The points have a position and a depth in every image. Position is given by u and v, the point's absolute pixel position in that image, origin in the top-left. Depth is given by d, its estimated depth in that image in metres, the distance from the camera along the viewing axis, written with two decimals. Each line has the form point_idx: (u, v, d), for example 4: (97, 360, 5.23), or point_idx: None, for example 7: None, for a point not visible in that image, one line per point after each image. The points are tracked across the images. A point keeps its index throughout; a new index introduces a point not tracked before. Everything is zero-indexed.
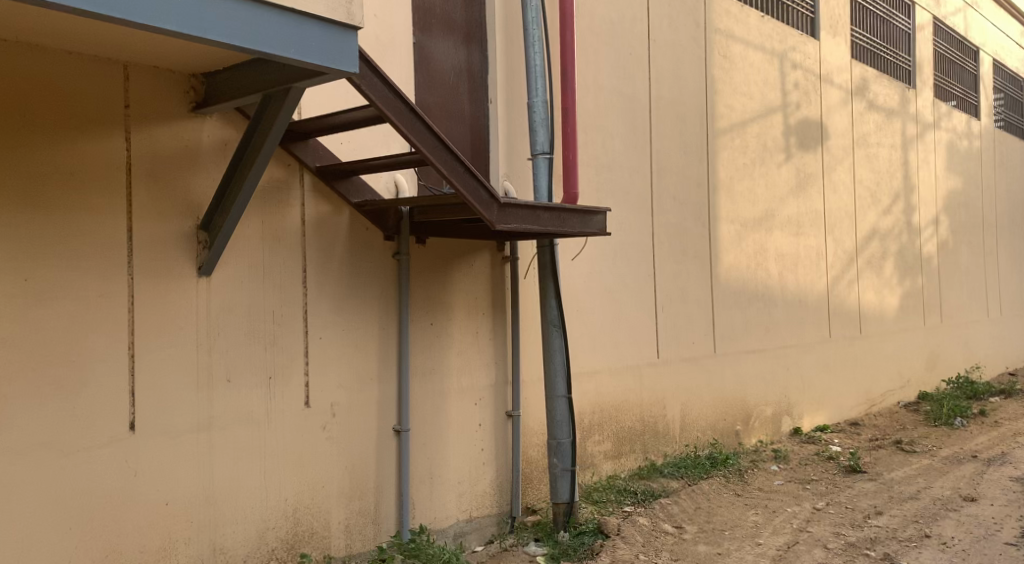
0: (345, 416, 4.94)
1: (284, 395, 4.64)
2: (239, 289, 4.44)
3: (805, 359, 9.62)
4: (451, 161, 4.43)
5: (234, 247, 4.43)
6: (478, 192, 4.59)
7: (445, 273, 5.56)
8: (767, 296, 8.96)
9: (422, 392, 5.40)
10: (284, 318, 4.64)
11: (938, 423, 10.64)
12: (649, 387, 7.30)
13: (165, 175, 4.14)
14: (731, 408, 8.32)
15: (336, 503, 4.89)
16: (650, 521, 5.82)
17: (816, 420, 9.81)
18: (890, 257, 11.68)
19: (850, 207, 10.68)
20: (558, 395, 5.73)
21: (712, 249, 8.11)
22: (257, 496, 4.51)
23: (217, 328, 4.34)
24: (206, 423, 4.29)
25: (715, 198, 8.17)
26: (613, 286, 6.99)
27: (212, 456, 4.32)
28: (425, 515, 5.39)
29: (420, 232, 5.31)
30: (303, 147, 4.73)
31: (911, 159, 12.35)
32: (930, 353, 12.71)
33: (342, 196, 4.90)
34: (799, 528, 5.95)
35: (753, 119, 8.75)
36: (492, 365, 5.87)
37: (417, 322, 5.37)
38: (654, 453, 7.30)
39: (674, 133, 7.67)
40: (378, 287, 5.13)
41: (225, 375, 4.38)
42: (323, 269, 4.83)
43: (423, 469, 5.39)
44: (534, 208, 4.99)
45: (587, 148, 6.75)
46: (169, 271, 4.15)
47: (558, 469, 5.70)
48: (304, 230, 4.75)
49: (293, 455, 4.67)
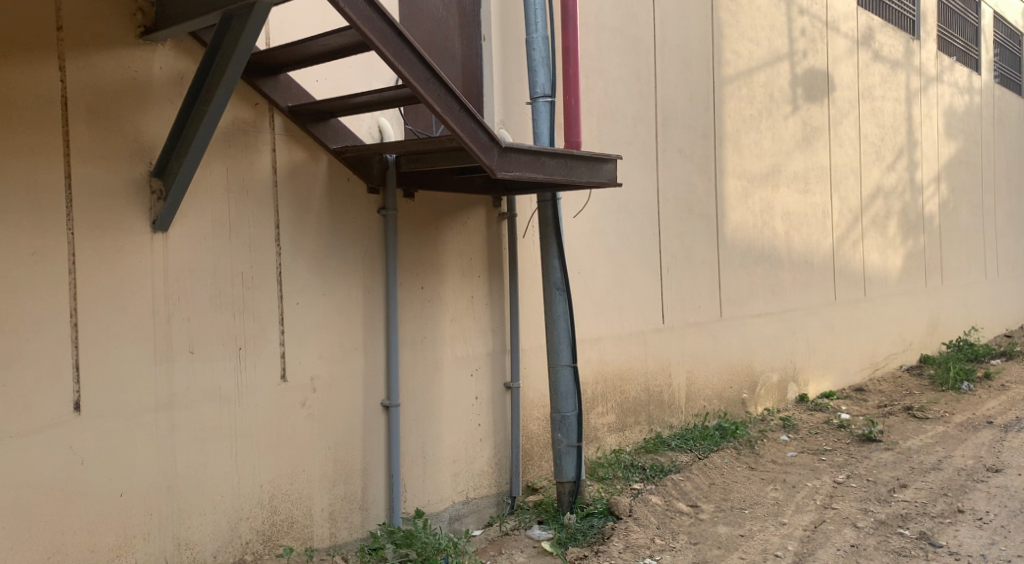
0: (327, 391, 4.39)
1: (257, 369, 4.08)
2: (202, 247, 3.86)
3: (811, 322, 9.16)
4: (445, 97, 3.85)
5: (195, 198, 3.84)
6: (477, 134, 4.01)
7: (437, 230, 5.00)
8: (774, 256, 8.46)
9: (413, 363, 4.85)
10: (255, 282, 4.07)
11: (945, 387, 10.21)
12: (655, 353, 6.79)
13: (110, 113, 3.54)
14: (738, 375, 7.84)
15: (318, 488, 4.35)
16: (663, 499, 5.33)
17: (822, 386, 9.36)
18: (894, 216, 11.21)
19: (856, 163, 10.18)
20: (562, 364, 5.21)
21: (718, 206, 7.58)
22: (229, 482, 3.96)
23: (178, 291, 3.77)
24: (166, 401, 3.73)
25: (721, 151, 7.63)
26: (616, 246, 6.45)
27: (174, 439, 3.76)
28: (417, 499, 4.88)
29: (408, 184, 4.73)
30: (273, 84, 4.13)
31: (915, 114, 11.85)
32: (931, 316, 12.29)
33: (319, 141, 4.31)
34: (823, 505, 5.47)
35: (760, 67, 8.21)
36: (490, 333, 5.33)
37: (407, 285, 4.81)
38: (659, 425, 6.81)
39: (679, 81, 7.11)
40: (363, 245, 4.56)
41: (187, 346, 3.81)
42: (300, 226, 4.26)
43: (414, 448, 4.86)
44: (538, 154, 4.42)
45: (588, 94, 6.19)
46: (117, 225, 3.57)
47: (563, 445, 5.20)
48: (276, 180, 4.17)
49: (268, 435, 4.12)
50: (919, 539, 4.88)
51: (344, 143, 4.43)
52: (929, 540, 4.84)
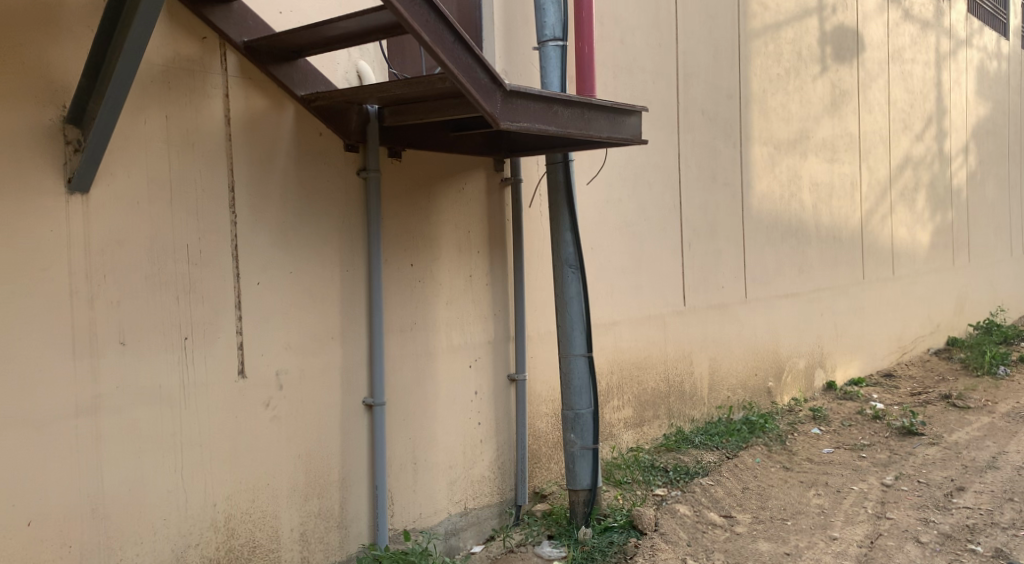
0: (296, 389, 3.66)
1: (208, 363, 3.34)
2: (135, 214, 3.11)
3: (839, 303, 8.42)
4: (436, 22, 3.07)
5: (125, 152, 3.09)
6: (475, 73, 3.25)
7: (429, 198, 4.24)
8: (801, 231, 7.72)
9: (401, 353, 4.11)
10: (204, 257, 3.32)
11: (980, 372, 9.49)
12: (675, 339, 6.05)
13: (8, 40, 2.79)
14: (764, 362, 7.11)
15: (287, 505, 3.63)
16: (692, 510, 4.64)
17: (850, 372, 8.64)
18: (923, 188, 10.45)
19: (885, 130, 9.42)
20: (576, 353, 4.47)
21: (744, 175, 6.83)
22: (173, 502, 3.23)
23: (104, 268, 3.03)
24: (89, 405, 3.00)
25: (747, 114, 6.87)
26: (633, 218, 5.70)
27: (101, 451, 3.02)
28: (407, 512, 4.15)
29: (393, 141, 3.98)
30: (225, 15, 3.38)
31: (944, 80, 11.07)
32: (958, 296, 11.55)
33: (284, 87, 3.57)
34: (876, 514, 4.75)
35: (787, 23, 7.44)
36: (491, 317, 4.59)
37: (393, 262, 4.07)
38: (680, 418, 6.08)
39: (701, 34, 6.34)
40: (339, 214, 3.82)
41: (117, 336, 3.07)
42: (260, 190, 3.51)
43: (402, 452, 4.13)
44: (550, 102, 3.66)
45: (604, 44, 5.42)
46: (18, 185, 2.82)
47: (576, 448, 4.48)
48: (229, 131, 3.41)
49: (224, 444, 3.39)
50: (996, 558, 4.17)
51: (315, 89, 3.69)
52: (1008, 560, 4.13)
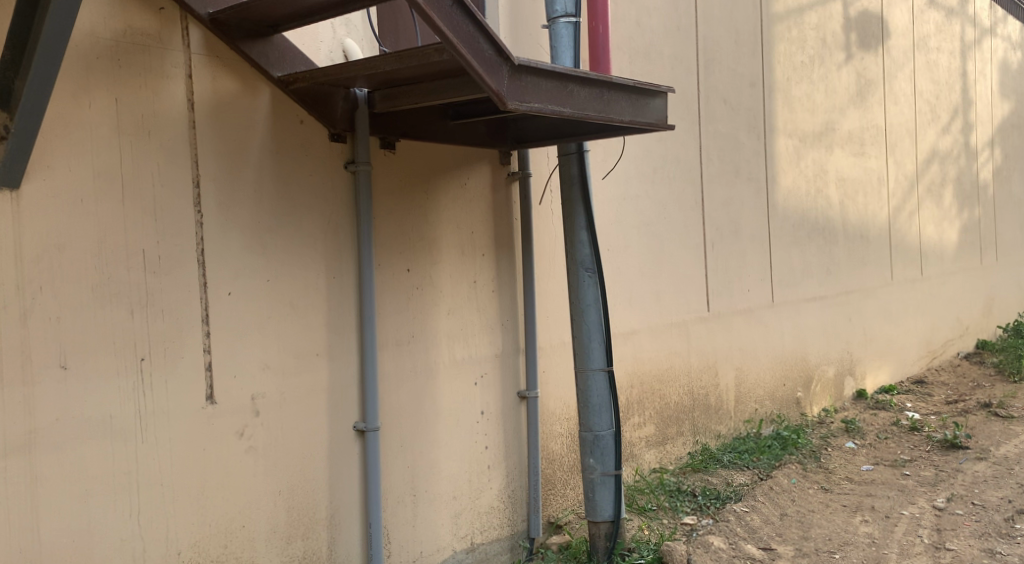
0: (276, 414, 3.17)
1: (169, 388, 2.85)
2: (77, 213, 2.63)
3: (868, 306, 7.91)
4: None
5: (66, 139, 2.61)
6: (478, 44, 2.76)
7: (427, 194, 3.75)
8: (828, 230, 7.22)
9: (398, 371, 3.63)
10: (164, 264, 2.84)
11: (1017, 377, 8.96)
12: (699, 348, 5.55)
13: None
14: (792, 370, 6.61)
15: (266, 549, 3.14)
16: (727, 543, 4.16)
17: (880, 379, 8.12)
18: (950, 184, 9.92)
19: (911, 123, 8.91)
20: (594, 368, 3.98)
21: (769, 168, 6.34)
22: (128, 554, 2.74)
23: (38, 278, 2.55)
24: (23, 441, 2.52)
25: (771, 104, 6.38)
26: (653, 217, 5.20)
27: (37, 497, 2.54)
28: (406, 550, 3.65)
29: (385, 130, 3.51)
30: None
31: (969, 70, 10.55)
32: (986, 296, 11.00)
33: (258, 68, 3.09)
34: (934, 546, 4.24)
35: (811, 7, 6.95)
36: (498, 328, 4.10)
37: (387, 267, 3.58)
38: (705, 435, 5.58)
39: (721, 17, 5.85)
40: (324, 213, 3.34)
41: (58, 359, 2.59)
42: (231, 188, 3.02)
43: (400, 483, 3.64)
44: (564, 80, 3.17)
45: (618, 26, 4.93)
46: None
47: (596, 475, 3.98)
48: (194, 118, 2.93)
49: (190, 482, 2.90)
50: None
51: (294, 69, 3.21)
52: None
